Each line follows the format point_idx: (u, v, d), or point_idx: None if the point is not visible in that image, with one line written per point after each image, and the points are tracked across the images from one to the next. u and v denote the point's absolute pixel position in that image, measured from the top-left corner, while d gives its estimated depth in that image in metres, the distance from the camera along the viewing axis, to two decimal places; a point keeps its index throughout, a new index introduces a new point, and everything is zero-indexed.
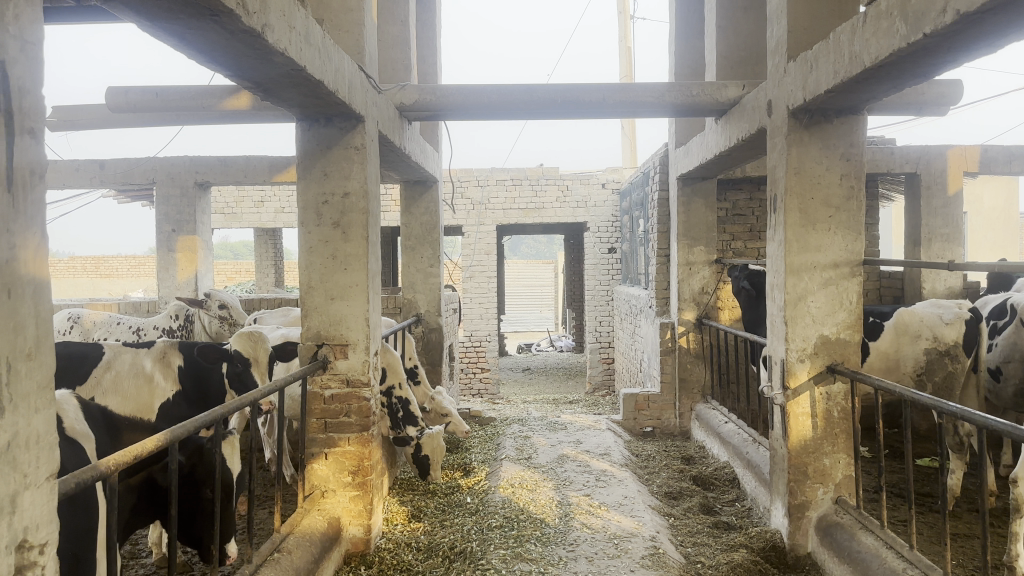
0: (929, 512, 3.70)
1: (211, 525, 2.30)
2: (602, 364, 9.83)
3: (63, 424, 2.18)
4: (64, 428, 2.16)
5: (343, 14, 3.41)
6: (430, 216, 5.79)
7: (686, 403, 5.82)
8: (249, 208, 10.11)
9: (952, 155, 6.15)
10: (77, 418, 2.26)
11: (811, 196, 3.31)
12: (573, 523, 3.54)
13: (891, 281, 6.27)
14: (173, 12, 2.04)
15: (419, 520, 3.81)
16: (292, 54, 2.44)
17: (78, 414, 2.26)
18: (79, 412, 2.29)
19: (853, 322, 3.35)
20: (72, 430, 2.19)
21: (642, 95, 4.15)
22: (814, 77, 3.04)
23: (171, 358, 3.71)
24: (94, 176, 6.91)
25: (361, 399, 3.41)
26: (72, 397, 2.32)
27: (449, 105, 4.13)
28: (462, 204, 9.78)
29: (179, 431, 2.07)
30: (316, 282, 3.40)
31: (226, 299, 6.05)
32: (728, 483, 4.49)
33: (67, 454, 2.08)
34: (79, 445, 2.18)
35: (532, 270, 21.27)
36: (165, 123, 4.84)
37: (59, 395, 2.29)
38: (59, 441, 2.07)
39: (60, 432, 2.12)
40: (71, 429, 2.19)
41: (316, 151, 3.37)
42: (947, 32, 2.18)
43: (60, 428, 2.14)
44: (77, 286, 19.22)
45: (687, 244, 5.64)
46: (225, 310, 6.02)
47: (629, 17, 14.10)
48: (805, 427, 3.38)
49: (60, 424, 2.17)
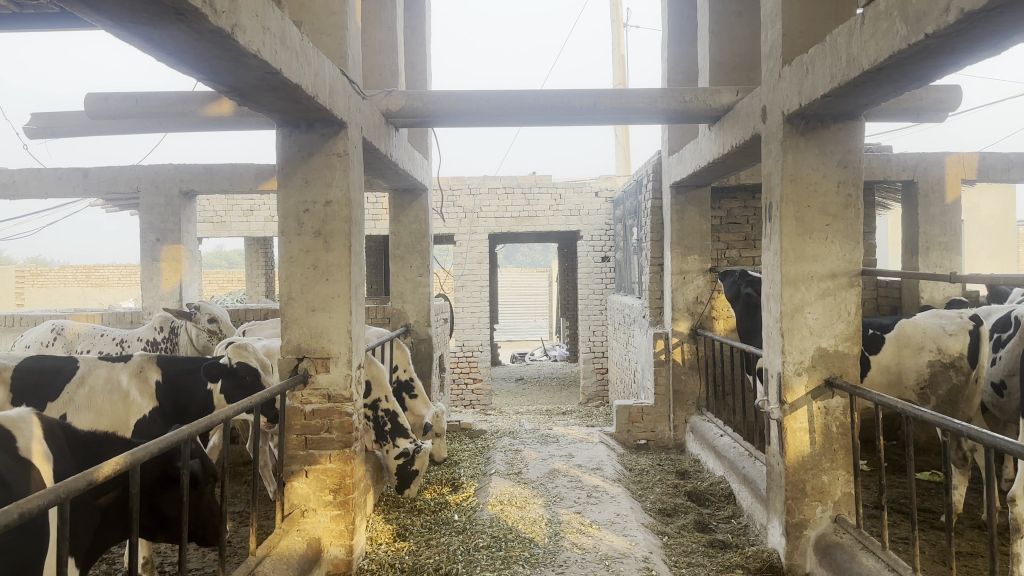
0: (931, 529, 3.60)
1: (177, 537, 2.14)
2: (595, 374, 9.69)
3: (17, 444, 2.05)
4: (17, 449, 2.03)
5: (325, 17, 3.31)
6: (419, 225, 5.69)
7: (681, 415, 5.70)
8: (239, 216, 9.98)
9: (950, 162, 6.06)
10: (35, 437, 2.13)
11: (808, 204, 3.21)
12: (563, 543, 3.42)
13: (888, 291, 6.17)
14: (135, 11, 1.92)
15: (404, 539, 3.68)
16: (266, 56, 2.33)
17: (34, 433, 2.14)
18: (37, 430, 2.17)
19: (852, 334, 3.24)
20: (28, 451, 2.07)
21: (634, 101, 4.06)
22: (810, 82, 2.94)
23: (148, 373, 3.61)
24: (77, 184, 6.78)
25: (343, 415, 3.30)
26: (29, 416, 2.20)
27: (437, 111, 4.03)
28: (454, 212, 9.69)
29: (138, 454, 1.89)
30: (297, 293, 3.28)
31: (216, 312, 5.71)
32: (723, 498, 4.38)
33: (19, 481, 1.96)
34: (35, 467, 2.06)
35: (526, 278, 21.17)
36: (147, 129, 4.74)
37: (13, 413, 2.17)
38: (10, 462, 1.96)
39: (13, 453, 2.00)
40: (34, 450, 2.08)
41: (297, 158, 3.26)
42: (950, 32, 2.08)
43: (12, 448, 2.02)
44: (66, 296, 18.94)
45: (681, 252, 5.54)
46: (216, 324, 5.68)
47: (623, 25, 14.04)
48: (803, 443, 3.27)
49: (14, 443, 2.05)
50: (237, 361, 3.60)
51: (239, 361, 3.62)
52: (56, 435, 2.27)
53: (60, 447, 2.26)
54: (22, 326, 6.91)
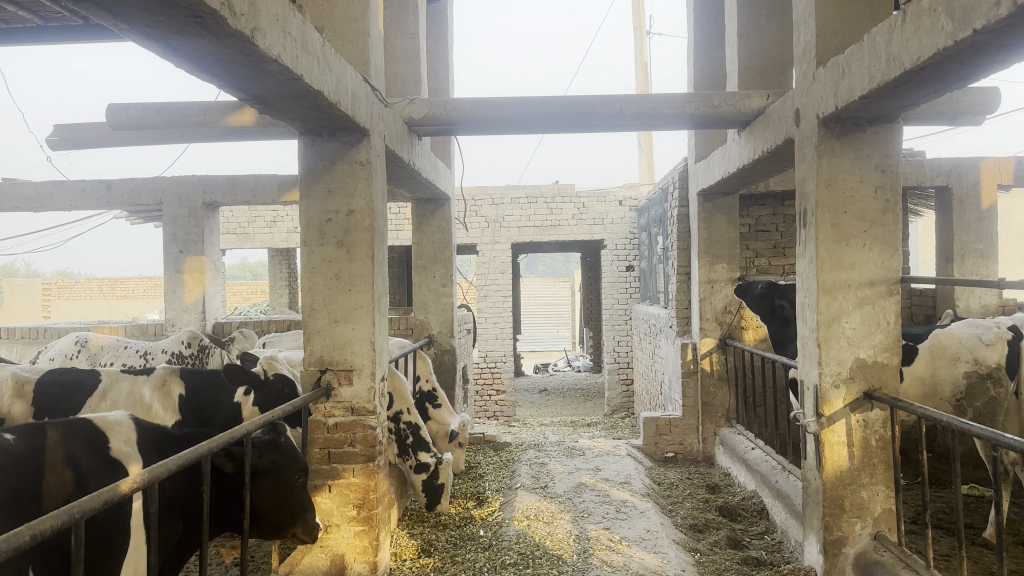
0: (976, 546, 3.45)
1: (201, 544, 2.02)
2: (620, 385, 9.54)
3: (107, 445, 2.12)
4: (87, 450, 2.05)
5: (346, 24, 3.27)
6: (442, 235, 5.64)
7: (710, 427, 5.57)
8: (262, 228, 10.01)
9: (986, 167, 5.90)
10: (125, 440, 2.20)
11: (844, 211, 3.11)
12: (592, 560, 3.32)
13: (922, 299, 6.01)
14: (152, 14, 1.86)
15: (429, 555, 3.59)
16: (287, 61, 2.28)
17: (127, 435, 2.21)
18: (131, 434, 2.24)
19: (892, 344, 3.12)
20: (117, 452, 2.14)
21: (661, 106, 3.98)
22: (847, 83, 2.84)
23: (171, 387, 3.57)
24: (101, 197, 6.84)
25: (367, 429, 3.24)
26: (126, 419, 2.27)
27: (460, 119, 3.97)
28: (476, 222, 9.65)
29: (159, 470, 1.77)
30: (319, 304, 3.22)
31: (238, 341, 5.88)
32: (756, 513, 4.25)
33: (85, 482, 1.97)
34: (122, 466, 2.12)
35: (549, 288, 21.04)
36: (170, 140, 4.74)
37: (111, 415, 2.25)
38: (94, 461, 2.03)
39: (99, 453, 2.08)
40: (103, 447, 2.11)
41: (320, 167, 3.20)
42: (1000, 27, 1.98)
43: (97, 448, 2.08)
44: (92, 308, 19.11)
45: (709, 261, 5.45)
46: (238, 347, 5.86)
47: (645, 32, 13.92)
48: (842, 457, 3.14)
49: (105, 444, 2.12)
50: (274, 373, 3.54)
51: (275, 373, 3.55)
52: (145, 435, 2.30)
53: (151, 451, 2.28)
54: (46, 338, 6.96)
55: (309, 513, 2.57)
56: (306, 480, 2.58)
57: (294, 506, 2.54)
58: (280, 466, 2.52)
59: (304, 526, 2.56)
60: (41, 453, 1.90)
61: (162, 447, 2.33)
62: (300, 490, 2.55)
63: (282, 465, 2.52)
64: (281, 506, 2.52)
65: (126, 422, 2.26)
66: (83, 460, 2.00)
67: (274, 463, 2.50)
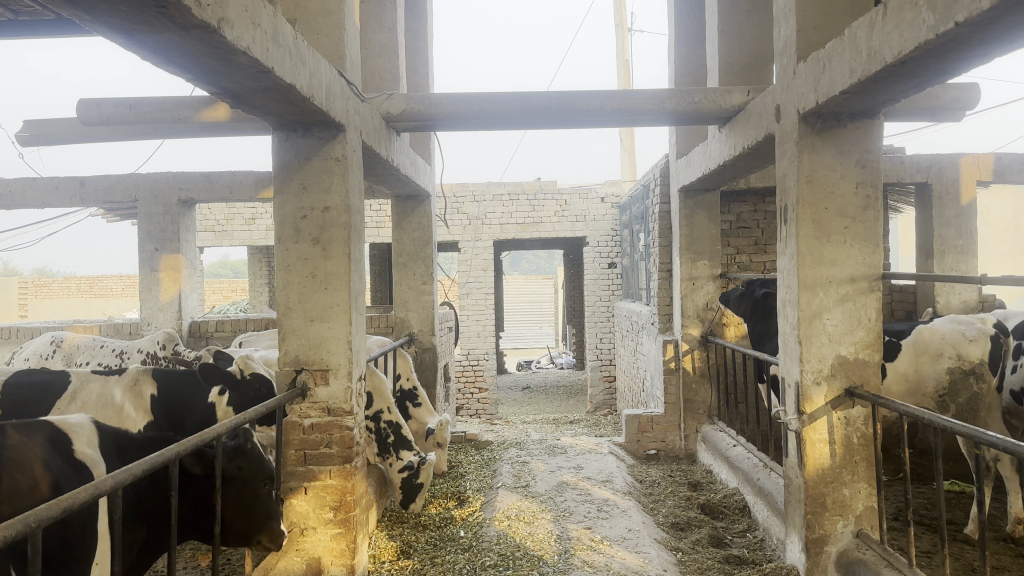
0: (957, 542, 3.45)
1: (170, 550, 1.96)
2: (603, 382, 9.52)
3: (71, 447, 2.05)
4: (51, 452, 1.98)
5: (321, 17, 3.20)
6: (422, 232, 5.57)
7: (691, 424, 5.56)
8: (240, 225, 9.89)
9: (965, 163, 5.92)
10: (89, 443, 2.13)
11: (825, 206, 3.08)
12: (573, 561, 3.28)
13: (902, 296, 6.02)
14: (113, 2, 1.79)
15: (408, 557, 3.54)
16: (256, 53, 2.22)
17: (90, 438, 2.14)
18: (93, 437, 2.17)
19: (873, 341, 3.11)
20: (81, 455, 2.07)
21: (642, 102, 3.94)
22: (827, 78, 2.81)
23: (142, 388, 3.48)
24: (74, 194, 6.73)
25: (343, 429, 3.18)
26: (88, 422, 2.21)
27: (439, 114, 3.91)
28: (457, 219, 9.59)
29: (123, 475, 1.70)
30: (294, 303, 3.16)
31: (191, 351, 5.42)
32: (738, 511, 4.23)
33: (54, 483, 1.90)
34: (86, 469, 2.05)
35: (531, 286, 21.01)
36: (143, 136, 4.65)
37: (73, 418, 2.18)
38: (58, 462, 1.97)
39: (65, 455, 2.01)
40: (67, 450, 2.04)
41: (294, 163, 3.14)
42: (982, 19, 1.96)
43: (62, 451, 2.01)
44: (70, 307, 18.85)
45: (691, 258, 5.42)
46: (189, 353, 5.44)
47: (627, 29, 13.89)
48: (823, 454, 3.13)
49: (69, 447, 2.05)
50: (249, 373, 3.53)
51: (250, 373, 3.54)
52: (107, 439, 2.23)
53: (113, 456, 2.21)
54: (19, 338, 6.83)
55: (274, 520, 2.53)
56: (271, 488, 2.54)
57: (259, 513, 2.50)
58: (247, 473, 2.47)
59: (269, 532, 2.52)
60: (5, 452, 1.82)
61: (128, 450, 2.27)
62: (266, 497, 2.51)
63: (250, 471, 2.47)
64: (246, 513, 2.47)
65: (89, 425, 2.19)
66: (48, 463, 1.93)
67: (240, 469, 2.45)
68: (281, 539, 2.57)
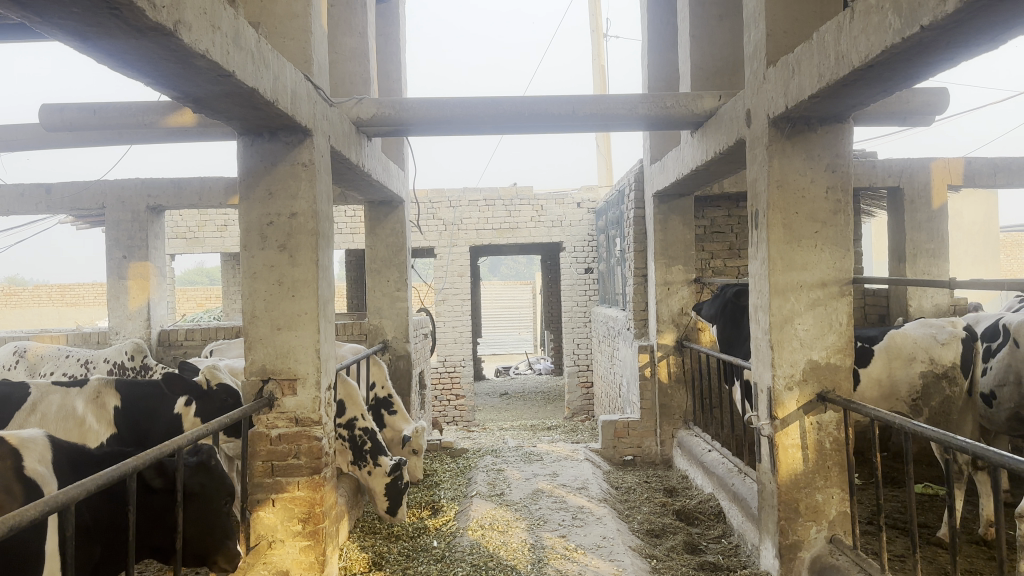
0: (930, 545, 3.46)
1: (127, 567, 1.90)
2: (580, 388, 9.49)
3: (22, 463, 1.97)
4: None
5: (287, 20, 3.16)
6: (396, 238, 5.52)
7: (667, 430, 5.55)
8: (212, 232, 9.78)
9: (936, 168, 5.98)
10: (40, 460, 2.05)
11: (795, 211, 3.08)
12: (547, 570, 3.25)
13: (876, 300, 6.05)
14: (63, 4, 1.73)
15: (379, 568, 3.49)
16: (216, 57, 2.17)
17: (42, 455, 2.07)
18: (44, 453, 2.09)
19: (844, 346, 3.11)
20: (32, 472, 1.99)
21: (614, 107, 3.92)
22: (796, 82, 2.81)
23: (105, 400, 3.36)
24: (41, 201, 6.62)
25: (311, 440, 3.12)
26: (40, 438, 2.13)
27: (410, 118, 3.87)
28: (433, 225, 9.54)
29: (75, 490, 1.64)
30: (260, 311, 3.10)
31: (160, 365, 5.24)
32: (713, 517, 4.22)
33: (3, 503, 1.83)
34: (36, 486, 1.97)
35: (510, 291, 20.95)
36: (108, 142, 4.57)
37: (25, 434, 2.10)
38: (7, 480, 1.88)
39: (15, 471, 1.93)
40: (17, 465, 1.96)
41: (260, 168, 3.09)
42: (948, 23, 1.95)
43: (12, 466, 1.93)
44: (40, 316, 18.52)
45: (665, 262, 5.42)
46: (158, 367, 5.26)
47: (602, 35, 13.93)
48: (796, 460, 3.11)
49: (20, 464, 1.97)
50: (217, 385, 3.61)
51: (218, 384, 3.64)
52: (62, 455, 2.16)
53: (66, 473, 2.14)
54: None
55: (232, 539, 2.47)
56: (232, 506, 2.48)
57: (219, 532, 2.43)
58: (208, 491, 2.41)
59: (227, 553, 2.46)
60: None
61: (84, 465, 2.20)
62: (227, 516, 2.45)
63: (210, 489, 2.41)
64: (204, 532, 2.41)
65: (41, 441, 2.11)
66: None
67: (201, 486, 2.39)
68: (240, 560, 2.51)
